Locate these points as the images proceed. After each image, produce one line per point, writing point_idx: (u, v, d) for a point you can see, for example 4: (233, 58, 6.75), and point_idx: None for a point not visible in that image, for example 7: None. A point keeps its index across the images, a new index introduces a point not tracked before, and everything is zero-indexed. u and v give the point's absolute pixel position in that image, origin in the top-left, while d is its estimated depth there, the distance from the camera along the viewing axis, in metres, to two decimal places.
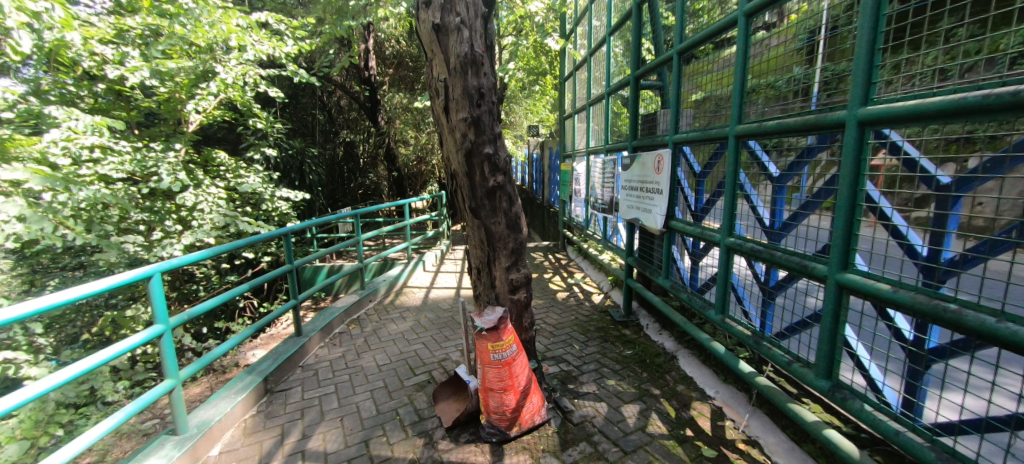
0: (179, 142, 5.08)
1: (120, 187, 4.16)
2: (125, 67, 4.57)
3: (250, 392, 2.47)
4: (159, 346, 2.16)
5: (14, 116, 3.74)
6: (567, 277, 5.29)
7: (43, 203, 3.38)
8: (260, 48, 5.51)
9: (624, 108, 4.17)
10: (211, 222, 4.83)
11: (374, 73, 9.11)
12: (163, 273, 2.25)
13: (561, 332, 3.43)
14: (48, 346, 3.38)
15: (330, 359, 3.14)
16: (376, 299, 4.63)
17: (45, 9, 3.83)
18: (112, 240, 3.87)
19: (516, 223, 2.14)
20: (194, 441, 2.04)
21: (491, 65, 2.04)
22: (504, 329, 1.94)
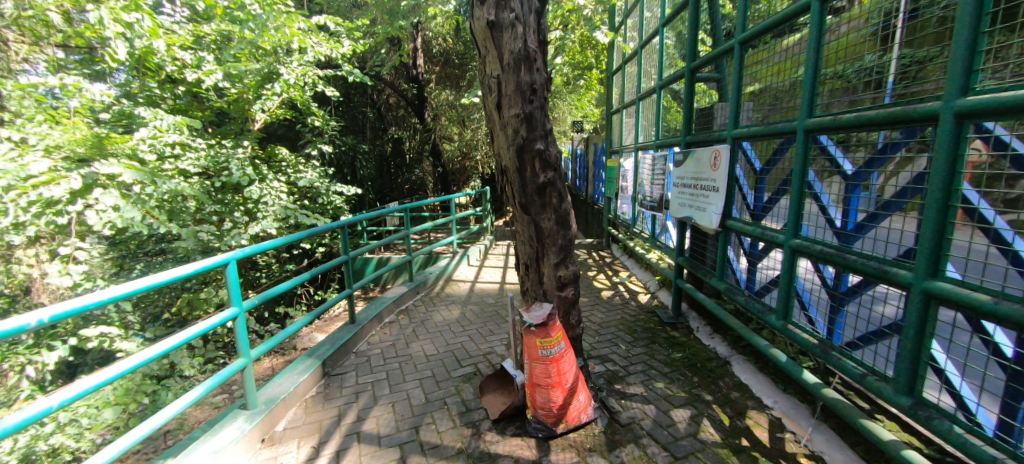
0: (246, 140, 5.48)
1: (196, 180, 4.56)
2: (201, 70, 5.01)
3: (311, 373, 2.64)
4: (233, 327, 2.34)
5: (110, 117, 4.30)
6: (612, 275, 5.19)
7: (134, 194, 3.78)
8: (319, 50, 5.78)
9: (676, 102, 4.03)
10: (274, 214, 5.15)
11: (421, 71, 9.45)
12: (237, 261, 2.44)
13: (606, 331, 3.38)
14: (136, 323, 3.79)
15: (381, 347, 3.28)
16: (424, 290, 4.76)
17: (137, 20, 4.30)
18: (190, 229, 4.26)
19: (565, 219, 2.12)
20: (263, 416, 2.19)
21: (544, 61, 2.03)
22: (553, 326, 1.93)
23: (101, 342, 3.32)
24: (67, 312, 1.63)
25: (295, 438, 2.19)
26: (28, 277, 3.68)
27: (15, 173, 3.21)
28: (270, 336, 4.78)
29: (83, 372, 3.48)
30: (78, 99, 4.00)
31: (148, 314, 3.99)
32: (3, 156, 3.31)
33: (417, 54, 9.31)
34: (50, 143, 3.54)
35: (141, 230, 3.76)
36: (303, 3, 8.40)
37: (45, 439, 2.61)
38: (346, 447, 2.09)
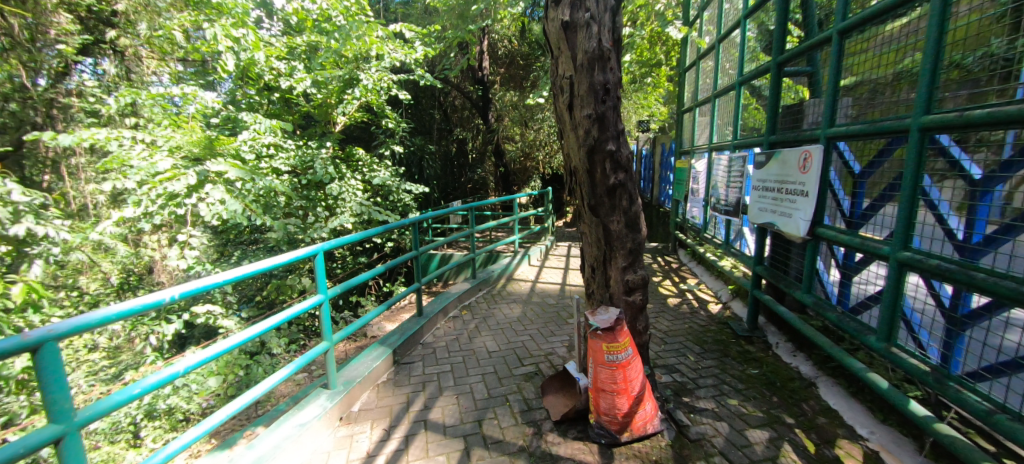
0: (328, 141, 5.94)
1: (286, 178, 5.04)
2: (293, 78, 5.57)
3: (383, 360, 2.81)
4: (318, 313, 2.55)
5: (219, 121, 5.08)
6: (680, 282, 4.95)
7: (237, 189, 4.30)
8: (395, 56, 6.09)
9: (758, 99, 3.75)
10: (351, 210, 5.49)
11: (487, 73, 9.65)
12: (324, 252, 2.65)
13: (673, 340, 3.23)
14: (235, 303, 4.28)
15: (446, 340, 3.39)
16: (486, 288, 4.85)
17: (244, 35, 4.97)
18: (280, 222, 4.71)
19: (635, 222, 2.07)
20: (342, 396, 2.36)
21: (618, 60, 1.98)
22: (620, 331, 1.89)
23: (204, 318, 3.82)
24: (194, 290, 1.81)
25: (368, 419, 2.34)
26: (149, 258, 4.62)
27: (147, 170, 3.87)
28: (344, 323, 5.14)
29: (191, 343, 4.19)
30: (195, 106, 4.63)
31: (243, 295, 4.58)
32: (138, 156, 3.97)
33: (484, 57, 9.52)
34: (173, 144, 4.15)
35: (241, 221, 4.24)
36: (381, 12, 8.94)
37: (163, 399, 3.12)
38: (414, 433, 2.20)
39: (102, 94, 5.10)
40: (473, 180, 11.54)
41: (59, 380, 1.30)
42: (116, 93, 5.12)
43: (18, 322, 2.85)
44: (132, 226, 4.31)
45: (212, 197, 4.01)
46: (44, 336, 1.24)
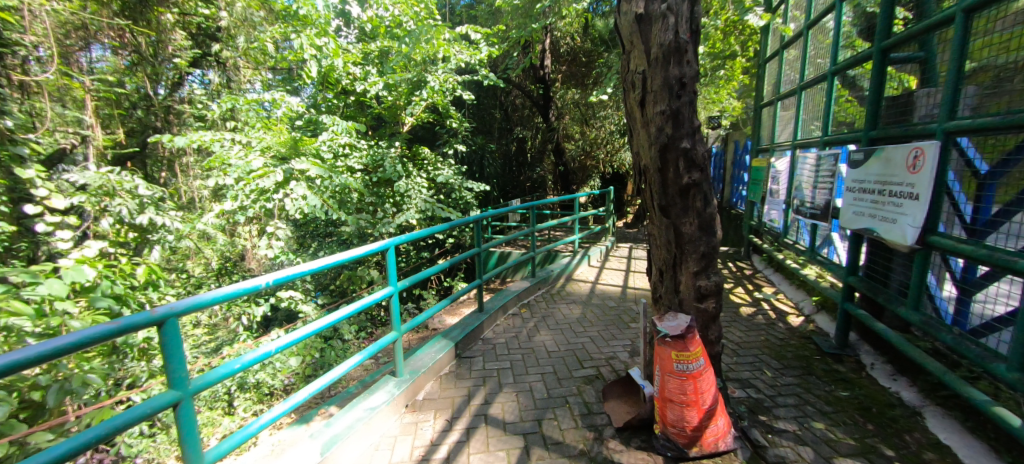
0: (397, 141, 6.22)
1: (359, 175, 5.35)
2: (366, 81, 5.92)
3: (446, 353, 2.89)
4: (388, 304, 2.68)
5: (302, 124, 5.58)
6: (754, 290, 4.60)
7: (318, 185, 4.70)
8: (461, 57, 6.22)
9: (855, 90, 3.36)
10: (417, 206, 5.57)
11: (549, 71, 9.58)
12: (395, 247, 2.78)
13: (747, 352, 3.00)
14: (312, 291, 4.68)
15: (506, 337, 3.42)
16: (545, 287, 4.83)
17: (325, 44, 5.42)
18: (353, 217, 5.04)
19: (709, 224, 1.95)
20: (408, 384, 2.47)
21: (695, 52, 1.88)
22: (692, 339, 1.78)
23: (284, 302, 4.34)
24: (285, 277, 1.97)
25: (432, 409, 2.42)
26: (242, 246, 5.24)
27: (243, 169, 4.31)
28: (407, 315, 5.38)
29: (276, 324, 4.79)
30: (282, 109, 5.09)
31: (317, 284, 5.06)
32: (235, 155, 4.49)
33: (547, 56, 9.47)
34: (264, 144, 4.63)
35: (320, 215, 4.62)
36: (447, 16, 9.22)
37: (253, 374, 3.49)
38: (475, 426, 2.24)
39: (207, 100, 5.81)
40: (531, 178, 11.61)
41: (178, 353, 1.47)
42: (219, 100, 5.81)
43: (141, 298, 3.30)
44: (229, 218, 4.87)
45: (296, 193, 4.40)
46: (167, 312, 1.42)
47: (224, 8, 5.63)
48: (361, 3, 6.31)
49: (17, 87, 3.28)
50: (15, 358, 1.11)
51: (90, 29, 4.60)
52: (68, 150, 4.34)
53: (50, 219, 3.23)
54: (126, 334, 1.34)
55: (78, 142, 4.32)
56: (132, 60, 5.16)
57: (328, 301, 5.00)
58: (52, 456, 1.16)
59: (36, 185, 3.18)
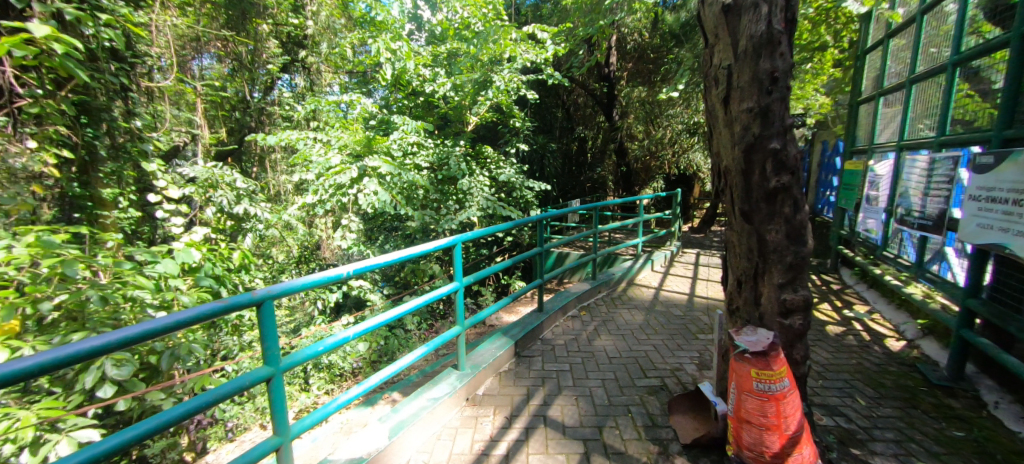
0: (461, 140, 6.38)
1: (425, 173, 5.53)
2: (435, 82, 6.13)
3: (506, 350, 2.92)
4: (453, 298, 2.75)
5: (376, 124, 5.93)
6: (843, 307, 4.15)
7: (388, 181, 5.03)
8: (527, 57, 6.21)
9: (982, 83, 2.90)
10: (479, 204, 5.61)
11: (614, 69, 9.32)
12: (462, 243, 2.84)
13: (834, 376, 2.71)
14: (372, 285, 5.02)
15: (565, 339, 3.38)
16: (606, 290, 4.70)
17: (399, 47, 5.70)
18: (419, 212, 5.27)
19: (798, 233, 1.79)
20: (470, 379, 2.51)
21: (790, 44, 1.72)
22: (776, 357, 1.64)
23: (354, 291, 4.75)
24: (364, 267, 2.07)
25: (491, 405, 2.45)
26: (319, 237, 5.58)
27: (323, 166, 4.76)
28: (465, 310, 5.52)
29: (346, 311, 5.16)
30: (358, 110, 5.42)
31: (384, 274, 5.36)
32: (317, 152, 4.93)
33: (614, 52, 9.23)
34: (341, 143, 5.04)
35: (389, 209, 4.91)
36: (514, 16, 9.30)
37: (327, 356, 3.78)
38: (534, 427, 2.23)
39: (293, 102, 6.33)
40: (592, 179, 11.40)
41: (274, 331, 1.61)
42: (303, 102, 6.32)
43: (236, 279, 3.67)
44: (308, 210, 5.29)
45: (369, 189, 4.74)
46: (264, 295, 1.56)
47: (311, 18, 6.08)
48: (432, 8, 6.58)
49: (145, 92, 3.79)
50: (146, 328, 1.28)
51: (202, 43, 5.21)
52: (182, 147, 4.97)
53: (166, 207, 3.71)
54: (231, 311, 1.49)
55: (188, 140, 4.89)
56: (234, 67, 5.86)
57: (393, 291, 5.31)
58: (176, 414, 1.35)
59: (157, 177, 3.68)
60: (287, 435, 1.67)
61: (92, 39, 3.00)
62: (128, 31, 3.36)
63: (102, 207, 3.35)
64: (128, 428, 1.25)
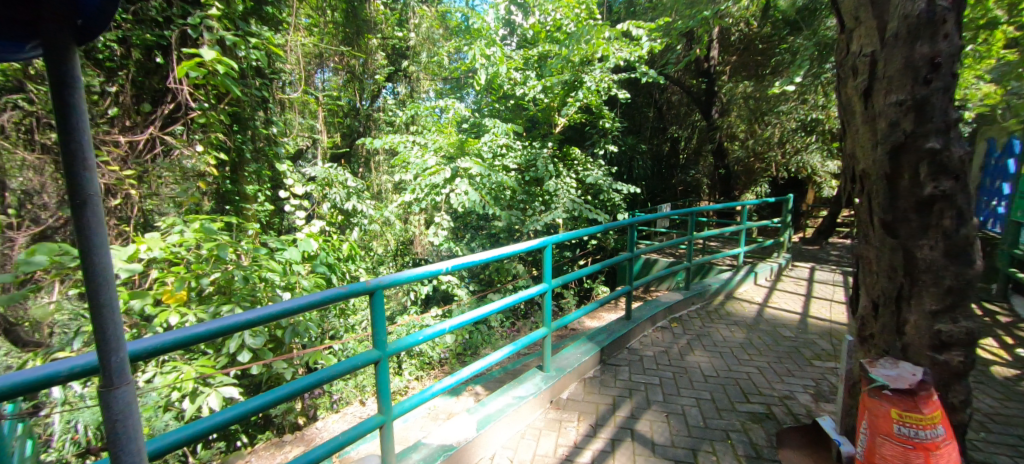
0: (549, 141, 6.37)
1: (513, 174, 5.62)
2: (526, 85, 6.23)
3: (592, 357, 2.84)
4: (541, 300, 2.75)
5: (468, 127, 6.19)
6: (1014, 345, 3.36)
7: (478, 181, 5.22)
8: (620, 56, 5.95)
9: None
10: (564, 206, 5.54)
11: (716, 63, 8.65)
12: (552, 245, 2.83)
13: (1002, 429, 2.21)
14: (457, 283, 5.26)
15: (654, 351, 3.19)
16: (701, 302, 4.35)
17: (493, 52, 5.88)
18: (505, 213, 5.39)
19: (962, 251, 1.49)
20: (554, 381, 2.50)
21: (961, 22, 1.43)
22: (927, 399, 1.38)
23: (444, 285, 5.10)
24: (461, 264, 2.15)
25: (576, 411, 2.41)
26: (413, 233, 5.88)
27: (421, 167, 5.11)
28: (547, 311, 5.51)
29: (435, 304, 5.45)
30: (452, 114, 5.71)
31: (470, 271, 5.57)
32: (416, 154, 5.32)
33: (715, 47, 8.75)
34: (437, 145, 5.47)
35: (478, 209, 5.09)
36: (607, 15, 9.06)
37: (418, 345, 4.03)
38: (620, 439, 2.15)
39: (395, 108, 6.86)
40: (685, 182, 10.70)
41: (383, 318, 1.75)
42: (404, 108, 6.82)
43: (344, 268, 4.07)
44: (404, 207, 5.69)
45: (460, 189, 4.97)
46: (376, 284, 1.70)
47: (413, 30, 6.71)
48: (525, 12, 6.69)
49: (279, 102, 4.39)
50: (286, 305, 1.48)
51: (323, 57, 5.89)
52: (305, 150, 5.65)
53: (292, 202, 4.26)
54: (349, 297, 1.66)
55: (310, 143, 5.56)
56: (347, 79, 6.56)
57: (478, 288, 5.51)
58: (303, 384, 1.52)
59: (286, 176, 4.24)
60: (389, 416, 1.79)
61: (243, 59, 3.55)
62: (270, 52, 3.92)
63: (247, 201, 3.95)
64: (268, 391, 1.45)
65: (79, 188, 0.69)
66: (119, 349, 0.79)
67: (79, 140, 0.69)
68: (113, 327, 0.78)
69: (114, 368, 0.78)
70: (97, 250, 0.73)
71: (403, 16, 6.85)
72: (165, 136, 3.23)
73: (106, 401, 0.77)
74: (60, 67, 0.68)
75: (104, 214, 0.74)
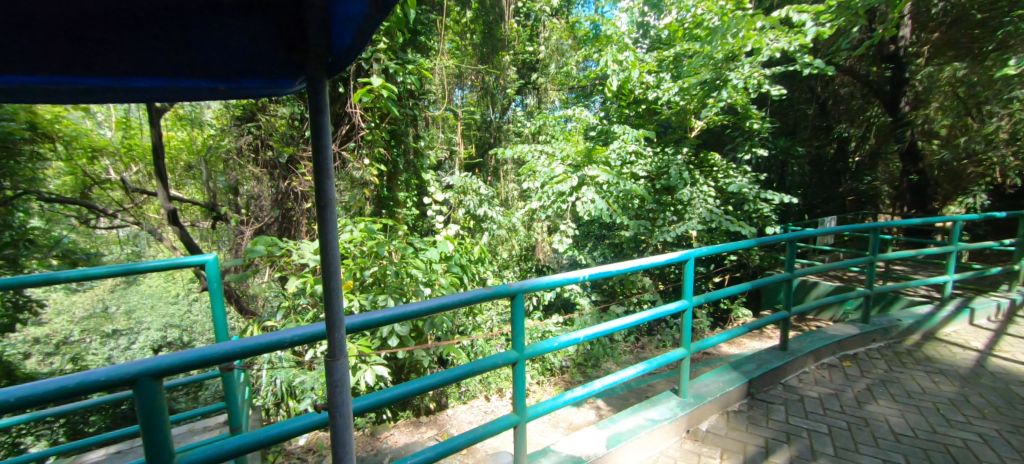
0: (684, 147, 5.83)
1: (643, 182, 5.30)
2: (661, 88, 5.87)
3: (738, 388, 2.51)
4: (681, 318, 2.53)
5: (595, 134, 6.09)
6: None
7: (605, 190, 5.10)
8: (776, 46, 5.16)
9: None
10: (701, 217, 5.02)
11: (908, 44, 7.00)
12: (696, 259, 2.58)
13: None
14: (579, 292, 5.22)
15: (821, 391, 2.68)
16: (885, 340, 3.52)
17: (626, 57, 5.69)
18: (634, 222, 5.15)
19: None
20: (692, 409, 2.27)
21: None
22: None
23: (567, 293, 5.16)
24: (599, 273, 2.09)
25: (718, 446, 2.15)
26: (536, 240, 6.00)
27: (549, 175, 5.19)
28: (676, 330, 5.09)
29: (557, 311, 5.46)
30: (580, 122, 5.68)
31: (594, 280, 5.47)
32: (543, 163, 5.46)
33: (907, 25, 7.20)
34: (565, 154, 5.49)
35: (606, 218, 4.98)
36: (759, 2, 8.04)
37: None
38: None
39: (524, 119, 7.10)
40: (858, 191, 8.85)
41: (523, 321, 1.79)
42: (532, 119, 7.02)
43: (476, 269, 4.33)
44: (530, 214, 5.86)
45: (587, 197, 4.91)
46: (518, 288, 1.76)
47: (544, 43, 7.02)
48: (661, 11, 6.34)
49: (426, 119, 4.91)
50: (442, 302, 1.60)
51: (462, 75, 6.40)
52: (444, 161, 6.21)
53: (434, 208, 4.71)
54: (493, 299, 1.73)
55: (448, 154, 6.08)
56: (481, 95, 7.03)
57: (602, 299, 5.36)
58: (452, 375, 1.65)
59: (429, 184, 4.70)
60: (522, 418, 1.83)
61: (401, 84, 4.10)
62: (422, 75, 4.41)
63: (398, 206, 4.49)
64: (423, 377, 1.60)
65: (322, 195, 0.95)
66: (340, 328, 1.03)
67: (328, 153, 0.95)
68: (337, 309, 1.03)
69: (336, 343, 1.03)
70: (330, 247, 0.98)
71: (534, 31, 7.13)
72: (341, 151, 3.87)
73: (331, 368, 1.03)
74: (317, 97, 0.97)
75: (336, 216, 0.98)
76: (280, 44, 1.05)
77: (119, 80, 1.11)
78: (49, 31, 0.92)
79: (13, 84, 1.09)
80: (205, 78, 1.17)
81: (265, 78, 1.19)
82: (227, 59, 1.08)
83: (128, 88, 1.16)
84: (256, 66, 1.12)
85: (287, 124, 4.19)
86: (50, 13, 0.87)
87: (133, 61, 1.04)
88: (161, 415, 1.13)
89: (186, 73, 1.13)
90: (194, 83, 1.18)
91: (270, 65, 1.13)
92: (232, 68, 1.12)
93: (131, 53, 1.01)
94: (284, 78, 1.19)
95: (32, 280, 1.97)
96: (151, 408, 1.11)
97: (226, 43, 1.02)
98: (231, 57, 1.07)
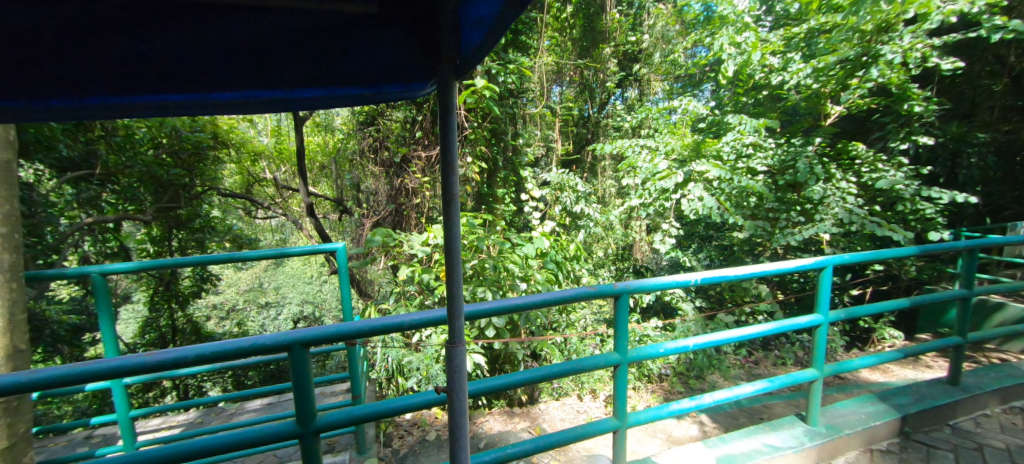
0: (816, 137, 5.02)
1: (761, 178, 4.68)
2: (788, 70, 5.10)
3: (888, 423, 2.10)
4: (813, 334, 2.18)
5: (705, 126, 5.60)
6: None
7: (714, 186, 4.67)
8: (951, 8, 4.19)
9: None
10: (836, 218, 4.30)
11: None
12: (835, 267, 2.20)
13: None
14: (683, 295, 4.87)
15: (1010, 441, 2.12)
16: None
17: (746, 39, 5.10)
18: (749, 222, 4.62)
19: None
20: (825, 441, 1.95)
21: None
22: None
23: (669, 297, 4.84)
24: (713, 278, 1.89)
25: None
26: (634, 238, 5.73)
27: (651, 171, 4.91)
28: (799, 346, 4.47)
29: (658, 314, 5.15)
30: (687, 113, 5.25)
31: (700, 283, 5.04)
32: (644, 159, 5.17)
33: None
34: (670, 148, 5.12)
35: (717, 217, 4.56)
36: None
37: None
38: None
39: (623, 113, 6.69)
40: None
41: (627, 324, 1.69)
42: (632, 112, 6.63)
43: (572, 267, 4.25)
44: (630, 211, 5.61)
45: (694, 194, 4.54)
46: (623, 288, 1.66)
47: (648, 32, 6.65)
48: None
49: (525, 116, 4.96)
50: (544, 298, 1.58)
51: (561, 71, 6.34)
52: (541, 158, 6.22)
53: (530, 204, 4.74)
54: (596, 298, 1.66)
55: (546, 151, 6.08)
56: (580, 90, 6.89)
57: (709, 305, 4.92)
58: (552, 372, 1.63)
59: (526, 182, 4.74)
60: (623, 425, 1.73)
61: (502, 83, 4.21)
62: (521, 74, 4.46)
63: (496, 202, 4.60)
64: (523, 372, 1.61)
65: (448, 190, 1.04)
66: (459, 316, 1.12)
67: (455, 149, 1.04)
68: (457, 299, 1.11)
69: (456, 330, 1.12)
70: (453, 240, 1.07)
71: (637, 19, 6.79)
72: None
73: (450, 353, 1.12)
74: (447, 97, 1.06)
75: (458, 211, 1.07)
76: (417, 49, 1.17)
77: (291, 92, 1.35)
78: (247, 55, 1.13)
79: (216, 100, 1.34)
80: (355, 85, 1.36)
81: (402, 82, 1.35)
82: (373, 66, 1.25)
83: (296, 98, 1.40)
84: (396, 71, 1.28)
85: (401, 127, 4.56)
86: (249, 41, 1.08)
87: (303, 75, 1.26)
88: (308, 379, 1.31)
89: (341, 82, 1.33)
90: (346, 90, 1.38)
91: (410, 68, 1.27)
92: (377, 75, 1.29)
93: (302, 69, 1.23)
94: (418, 80, 1.34)
95: (215, 258, 2.40)
96: (301, 372, 1.30)
97: (374, 52, 1.18)
98: (377, 65, 1.24)
